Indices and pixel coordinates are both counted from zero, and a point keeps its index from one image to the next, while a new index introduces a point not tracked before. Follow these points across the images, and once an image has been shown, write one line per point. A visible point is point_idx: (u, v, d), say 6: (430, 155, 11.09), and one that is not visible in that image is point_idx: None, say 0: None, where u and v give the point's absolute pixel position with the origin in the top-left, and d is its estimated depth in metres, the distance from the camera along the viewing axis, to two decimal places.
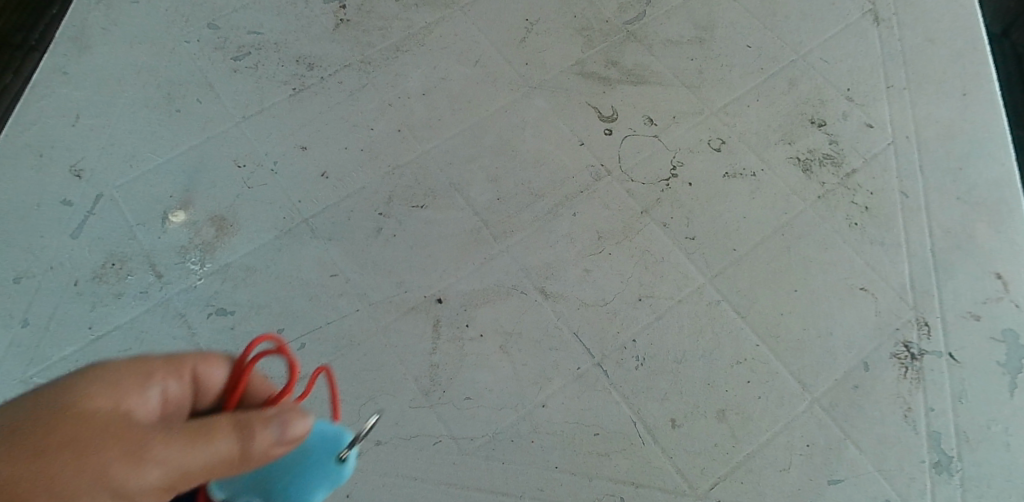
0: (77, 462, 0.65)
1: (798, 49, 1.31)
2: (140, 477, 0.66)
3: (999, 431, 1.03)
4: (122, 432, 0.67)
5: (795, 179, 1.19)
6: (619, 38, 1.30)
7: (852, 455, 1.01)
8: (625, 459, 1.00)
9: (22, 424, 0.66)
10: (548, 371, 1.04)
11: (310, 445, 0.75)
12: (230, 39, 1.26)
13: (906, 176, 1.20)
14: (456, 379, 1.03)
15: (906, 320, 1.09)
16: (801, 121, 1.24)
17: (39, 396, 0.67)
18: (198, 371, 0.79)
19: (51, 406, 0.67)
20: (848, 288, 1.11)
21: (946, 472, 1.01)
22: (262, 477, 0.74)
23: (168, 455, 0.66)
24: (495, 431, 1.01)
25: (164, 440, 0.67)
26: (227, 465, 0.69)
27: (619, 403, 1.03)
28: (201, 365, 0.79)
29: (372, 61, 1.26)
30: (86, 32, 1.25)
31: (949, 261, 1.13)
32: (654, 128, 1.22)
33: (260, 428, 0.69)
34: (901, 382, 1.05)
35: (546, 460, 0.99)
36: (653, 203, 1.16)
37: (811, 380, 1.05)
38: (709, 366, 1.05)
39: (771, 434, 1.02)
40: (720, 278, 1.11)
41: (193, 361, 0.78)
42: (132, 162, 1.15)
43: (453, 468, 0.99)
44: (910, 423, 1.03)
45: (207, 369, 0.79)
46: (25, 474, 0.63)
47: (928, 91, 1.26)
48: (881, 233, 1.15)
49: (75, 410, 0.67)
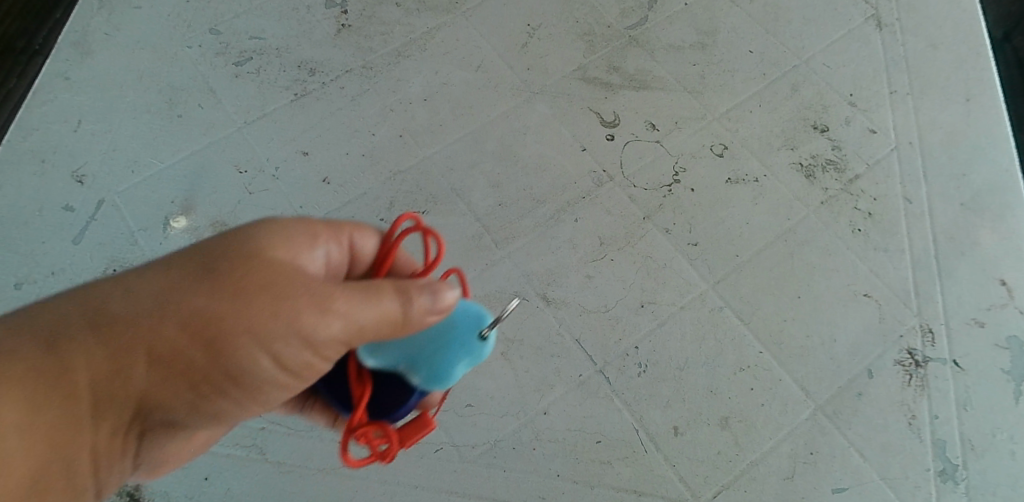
0: (269, 306, 0.71)
1: (801, 54, 1.30)
2: (325, 326, 0.72)
3: (1005, 439, 1.02)
4: (309, 284, 0.73)
5: (798, 185, 1.19)
6: (621, 43, 1.30)
7: (856, 463, 1.01)
8: (627, 467, 0.99)
9: (217, 268, 0.72)
10: (550, 378, 1.04)
11: (454, 319, 0.78)
12: (232, 45, 1.26)
13: (909, 181, 1.19)
14: (458, 386, 1.03)
15: (910, 327, 1.09)
16: (804, 126, 1.23)
17: (230, 246, 0.74)
18: (353, 239, 0.85)
19: (242, 257, 0.73)
20: (852, 295, 1.11)
21: (951, 480, 1.00)
22: (410, 344, 0.77)
23: (345, 308, 0.72)
24: (497, 438, 1.00)
25: (343, 294, 0.73)
26: (389, 326, 0.73)
27: (622, 411, 1.02)
28: (357, 235, 0.86)
29: (374, 66, 1.25)
30: (87, 38, 1.25)
31: (953, 268, 1.13)
32: (657, 133, 1.22)
33: (418, 296, 0.73)
34: (906, 389, 1.05)
35: (549, 468, 0.99)
36: (655, 209, 1.16)
37: (815, 388, 1.05)
38: (711, 373, 1.05)
39: (774, 441, 1.01)
40: (722, 284, 1.11)
41: (350, 227, 0.84)
42: (134, 168, 1.15)
43: (455, 476, 0.98)
44: (915, 431, 1.02)
45: (361, 238, 0.86)
46: (229, 310, 0.71)
47: (932, 97, 1.26)
48: (885, 239, 1.15)
49: (264, 260, 0.73)
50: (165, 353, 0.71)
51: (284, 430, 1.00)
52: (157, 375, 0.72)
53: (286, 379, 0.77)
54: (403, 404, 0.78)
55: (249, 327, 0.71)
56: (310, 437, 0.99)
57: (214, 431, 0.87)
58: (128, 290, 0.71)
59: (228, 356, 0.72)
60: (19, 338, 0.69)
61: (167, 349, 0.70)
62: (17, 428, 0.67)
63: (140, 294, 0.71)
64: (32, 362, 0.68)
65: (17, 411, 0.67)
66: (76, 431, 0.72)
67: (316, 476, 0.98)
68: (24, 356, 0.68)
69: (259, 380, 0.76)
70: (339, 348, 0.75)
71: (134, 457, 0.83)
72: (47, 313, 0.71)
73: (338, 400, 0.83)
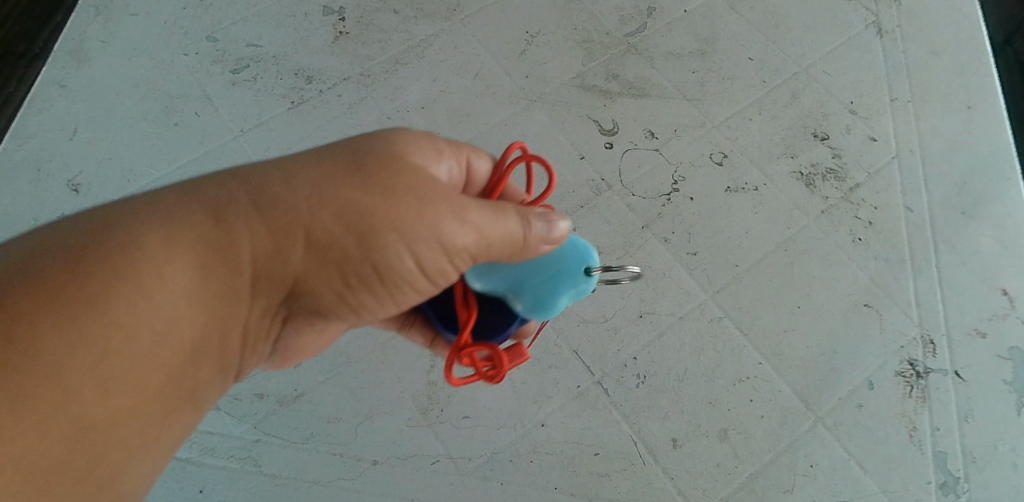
0: (413, 207, 0.73)
1: (800, 61, 1.29)
2: (459, 233, 0.74)
3: (1007, 451, 1.01)
4: (446, 191, 0.74)
5: (797, 194, 1.18)
6: (620, 50, 1.29)
7: (856, 475, 1.00)
8: (625, 479, 0.99)
9: (364, 166, 0.73)
10: (548, 389, 1.03)
11: (563, 253, 0.79)
12: (229, 52, 1.25)
13: (910, 190, 1.18)
14: (455, 398, 1.02)
15: (911, 338, 1.08)
16: (804, 134, 1.23)
17: (375, 146, 0.75)
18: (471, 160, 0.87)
19: (387, 158, 0.74)
20: (852, 305, 1.10)
21: (952, 493, 0.99)
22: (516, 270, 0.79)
23: (481, 221, 0.74)
24: (494, 450, 0.99)
25: (476, 207, 0.75)
26: (512, 247, 0.75)
27: (620, 423, 1.01)
28: (474, 156, 0.88)
29: (371, 74, 1.25)
30: (84, 46, 1.24)
31: (954, 277, 1.12)
32: (656, 141, 1.21)
33: (535, 222, 0.75)
34: (907, 401, 1.04)
35: (546, 481, 0.98)
36: (654, 218, 1.15)
37: (815, 399, 1.04)
38: (710, 384, 1.04)
39: (774, 453, 1.00)
40: (722, 294, 1.10)
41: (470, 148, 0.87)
42: (130, 177, 1.14)
43: (452, 488, 0.97)
44: (916, 443, 1.01)
45: (478, 160, 0.88)
46: (373, 206, 0.72)
47: (933, 105, 1.25)
48: (886, 249, 1.14)
49: (405, 162, 0.75)
50: (314, 240, 0.73)
51: (280, 442, 0.99)
52: (313, 259, 0.74)
53: (419, 285, 0.79)
54: (507, 325, 0.79)
55: (394, 227, 0.73)
56: (306, 449, 0.99)
57: (344, 326, 0.91)
58: (285, 175, 0.73)
59: (371, 251, 0.74)
60: (187, 210, 0.72)
61: (320, 235, 0.72)
62: (184, 297, 0.71)
63: (296, 187, 0.72)
64: (198, 229, 0.71)
65: (185, 282, 0.71)
66: (232, 306, 0.76)
67: (311, 488, 0.97)
68: (191, 230, 0.71)
69: (394, 281, 0.77)
70: (471, 259, 0.76)
71: (274, 340, 0.88)
72: (209, 189, 0.73)
73: (440, 321, 0.85)
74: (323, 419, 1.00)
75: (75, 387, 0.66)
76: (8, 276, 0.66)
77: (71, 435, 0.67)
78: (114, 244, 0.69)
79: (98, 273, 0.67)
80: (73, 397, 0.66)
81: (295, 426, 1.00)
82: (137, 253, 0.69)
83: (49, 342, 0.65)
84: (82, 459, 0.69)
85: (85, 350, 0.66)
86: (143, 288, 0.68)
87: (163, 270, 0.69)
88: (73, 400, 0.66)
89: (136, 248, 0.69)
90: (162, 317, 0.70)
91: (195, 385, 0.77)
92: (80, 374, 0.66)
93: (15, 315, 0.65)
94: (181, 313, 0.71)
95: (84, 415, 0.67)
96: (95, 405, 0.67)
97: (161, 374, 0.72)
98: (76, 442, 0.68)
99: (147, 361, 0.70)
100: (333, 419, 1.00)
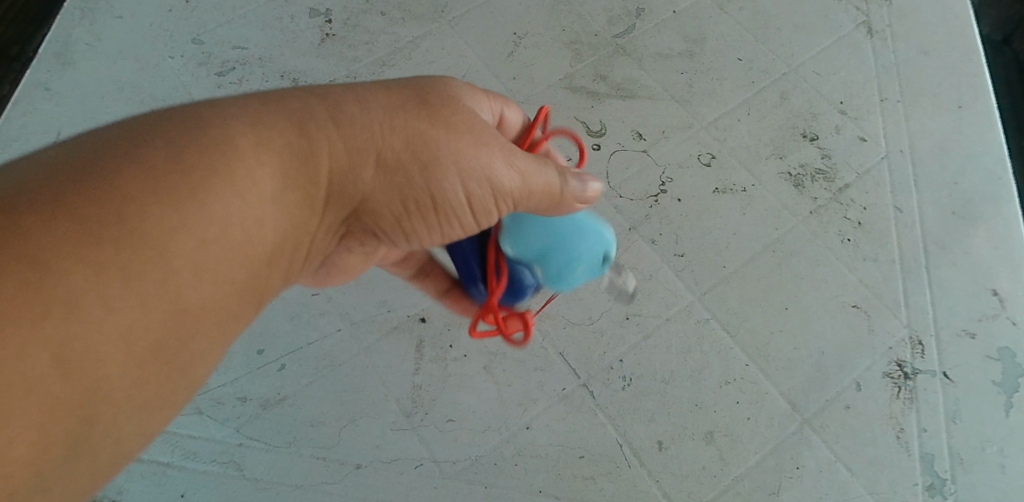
0: (470, 143, 0.75)
1: (790, 62, 1.29)
2: (506, 172, 0.76)
3: (995, 452, 1.00)
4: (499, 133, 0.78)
5: (786, 195, 1.17)
6: (608, 52, 1.29)
7: (844, 478, 0.99)
8: (610, 482, 0.98)
9: (429, 102, 0.76)
10: (533, 392, 1.02)
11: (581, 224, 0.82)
12: (215, 55, 1.25)
13: (899, 191, 1.17)
14: (439, 400, 1.01)
15: (899, 339, 1.07)
16: (792, 135, 1.22)
17: (437, 86, 0.78)
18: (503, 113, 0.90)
19: (447, 98, 0.77)
20: (841, 306, 1.09)
21: (940, 495, 0.98)
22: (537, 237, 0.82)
23: (527, 166, 0.77)
24: (478, 454, 0.99)
25: (521, 155, 0.78)
26: (549, 199, 0.79)
27: (606, 425, 1.01)
28: (505, 108, 0.89)
29: (358, 76, 1.24)
30: (69, 49, 1.24)
31: (944, 278, 1.11)
32: (643, 143, 1.21)
33: (572, 181, 0.80)
34: (894, 402, 1.03)
35: (531, 484, 0.97)
36: (642, 219, 1.14)
37: (802, 401, 1.03)
38: (697, 386, 1.03)
39: (760, 456, 1.00)
40: (709, 296, 1.09)
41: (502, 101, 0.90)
42: None
43: (435, 491, 0.97)
44: (903, 445, 1.01)
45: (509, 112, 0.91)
46: (439, 137, 0.74)
47: (923, 104, 1.25)
48: (874, 249, 1.13)
49: (460, 103, 0.78)
50: (388, 159, 0.74)
51: (262, 446, 0.98)
52: (380, 181, 0.75)
53: (467, 220, 0.80)
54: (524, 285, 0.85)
55: (453, 160, 0.75)
56: (288, 453, 0.98)
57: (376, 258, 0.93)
58: (360, 97, 0.73)
59: (430, 181, 0.75)
60: (272, 112, 0.69)
61: (390, 158, 0.73)
62: (273, 191, 0.67)
63: (369, 111, 0.73)
64: (285, 135, 0.68)
65: (274, 179, 0.67)
66: (307, 216, 0.73)
67: (293, 492, 0.96)
68: (279, 132, 0.68)
69: (449, 210, 0.78)
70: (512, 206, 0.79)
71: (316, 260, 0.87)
72: (285, 97, 0.70)
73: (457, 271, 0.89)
74: (306, 422, 0.99)
75: (178, 267, 0.60)
76: (87, 153, 0.59)
77: (168, 320, 0.60)
78: (209, 130, 0.64)
79: (195, 157, 0.62)
80: (175, 277, 0.60)
81: (278, 430, 0.99)
82: (234, 145, 0.64)
83: (155, 217, 0.58)
84: (168, 358, 0.61)
85: (189, 232, 0.60)
86: (244, 180, 0.64)
87: (259, 170, 0.65)
88: (171, 284, 0.60)
89: (231, 138, 0.64)
90: (254, 214, 0.65)
91: (264, 289, 0.72)
92: (182, 255, 0.60)
93: (111, 188, 0.58)
94: (270, 209, 0.67)
95: (185, 297, 0.61)
96: (196, 289, 0.61)
97: (249, 268, 0.66)
98: (169, 331, 0.60)
99: (237, 256, 0.64)
100: (316, 423, 0.99)
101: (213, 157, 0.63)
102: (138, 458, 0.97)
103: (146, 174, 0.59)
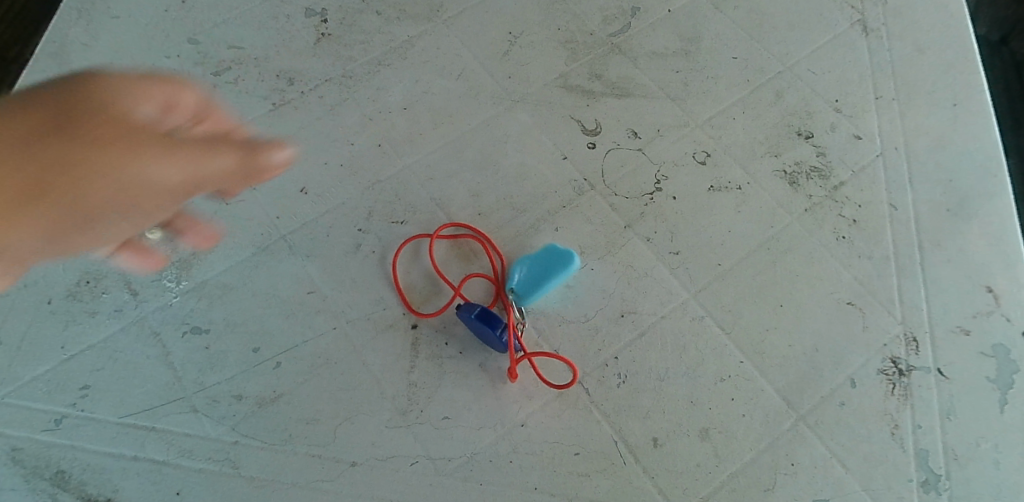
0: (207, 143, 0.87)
1: (785, 60, 1.29)
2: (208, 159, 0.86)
3: (990, 449, 1.00)
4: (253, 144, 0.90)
5: (781, 193, 1.17)
6: (603, 50, 1.29)
7: (839, 474, 0.99)
8: (605, 479, 0.98)
9: (194, 110, 0.90)
10: (528, 390, 1.02)
11: None
12: (211, 55, 1.25)
13: (894, 188, 1.18)
14: (435, 398, 1.01)
15: (894, 336, 1.07)
16: (787, 133, 1.22)
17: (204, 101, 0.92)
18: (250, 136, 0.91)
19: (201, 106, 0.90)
20: (835, 303, 1.09)
21: (934, 491, 0.98)
22: None
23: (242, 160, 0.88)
24: (473, 451, 0.99)
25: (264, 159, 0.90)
26: (229, 168, 0.87)
27: (601, 423, 1.01)
28: None
29: (354, 76, 1.25)
30: (65, 49, 1.24)
31: (938, 275, 1.11)
32: (638, 141, 1.21)
33: (258, 152, 0.89)
34: (889, 399, 1.03)
35: (526, 481, 0.97)
36: (637, 217, 1.15)
37: (797, 398, 1.03)
38: (692, 383, 1.03)
39: (754, 453, 1.00)
40: (704, 293, 1.09)
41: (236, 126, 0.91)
42: None
43: (430, 489, 0.97)
44: (898, 441, 1.01)
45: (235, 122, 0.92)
46: (188, 133, 0.87)
47: (918, 102, 1.25)
48: (869, 246, 1.13)
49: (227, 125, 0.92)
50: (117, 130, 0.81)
51: (258, 444, 0.98)
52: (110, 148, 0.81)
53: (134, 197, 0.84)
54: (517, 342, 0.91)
55: (198, 147, 0.86)
56: (284, 451, 0.98)
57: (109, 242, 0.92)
58: (148, 84, 0.86)
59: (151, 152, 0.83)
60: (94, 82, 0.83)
61: (130, 126, 0.83)
62: (165, 146, 0.84)
63: (123, 95, 0.84)
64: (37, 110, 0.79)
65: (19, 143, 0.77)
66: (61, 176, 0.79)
67: (288, 490, 0.96)
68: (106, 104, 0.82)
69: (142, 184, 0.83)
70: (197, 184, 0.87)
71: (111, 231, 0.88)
72: (63, 79, 0.83)
73: None
74: (302, 420, 1.00)
75: None
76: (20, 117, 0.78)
77: None
78: (86, 101, 0.81)
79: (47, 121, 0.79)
80: None
81: (273, 428, 0.99)
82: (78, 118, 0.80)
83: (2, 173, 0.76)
84: None
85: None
86: (43, 148, 0.78)
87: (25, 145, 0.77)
88: None
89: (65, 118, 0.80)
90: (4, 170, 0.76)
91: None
92: None
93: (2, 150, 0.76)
94: (77, 148, 0.79)
95: None
96: None
97: None
98: None
99: None
100: (311, 421, 1.00)
101: (71, 118, 0.80)
102: (133, 456, 0.97)
103: (20, 122, 0.78)
